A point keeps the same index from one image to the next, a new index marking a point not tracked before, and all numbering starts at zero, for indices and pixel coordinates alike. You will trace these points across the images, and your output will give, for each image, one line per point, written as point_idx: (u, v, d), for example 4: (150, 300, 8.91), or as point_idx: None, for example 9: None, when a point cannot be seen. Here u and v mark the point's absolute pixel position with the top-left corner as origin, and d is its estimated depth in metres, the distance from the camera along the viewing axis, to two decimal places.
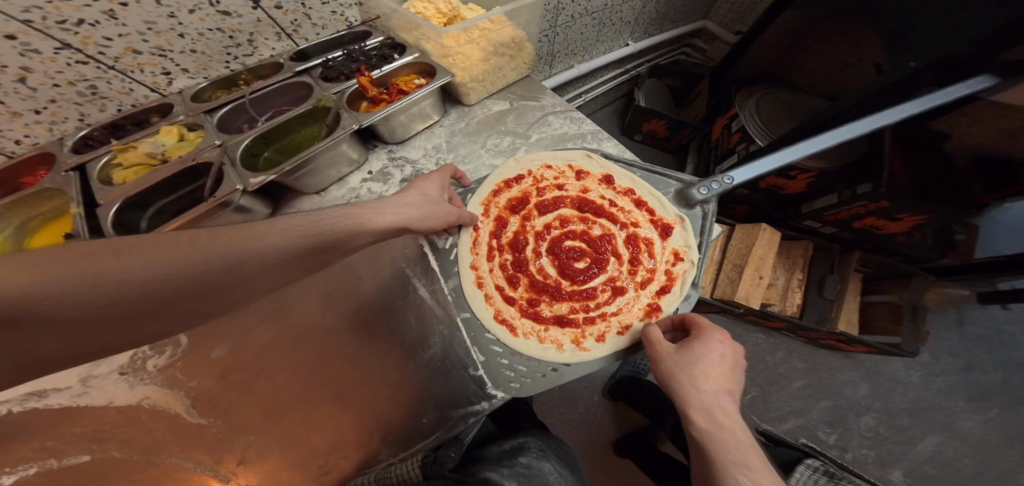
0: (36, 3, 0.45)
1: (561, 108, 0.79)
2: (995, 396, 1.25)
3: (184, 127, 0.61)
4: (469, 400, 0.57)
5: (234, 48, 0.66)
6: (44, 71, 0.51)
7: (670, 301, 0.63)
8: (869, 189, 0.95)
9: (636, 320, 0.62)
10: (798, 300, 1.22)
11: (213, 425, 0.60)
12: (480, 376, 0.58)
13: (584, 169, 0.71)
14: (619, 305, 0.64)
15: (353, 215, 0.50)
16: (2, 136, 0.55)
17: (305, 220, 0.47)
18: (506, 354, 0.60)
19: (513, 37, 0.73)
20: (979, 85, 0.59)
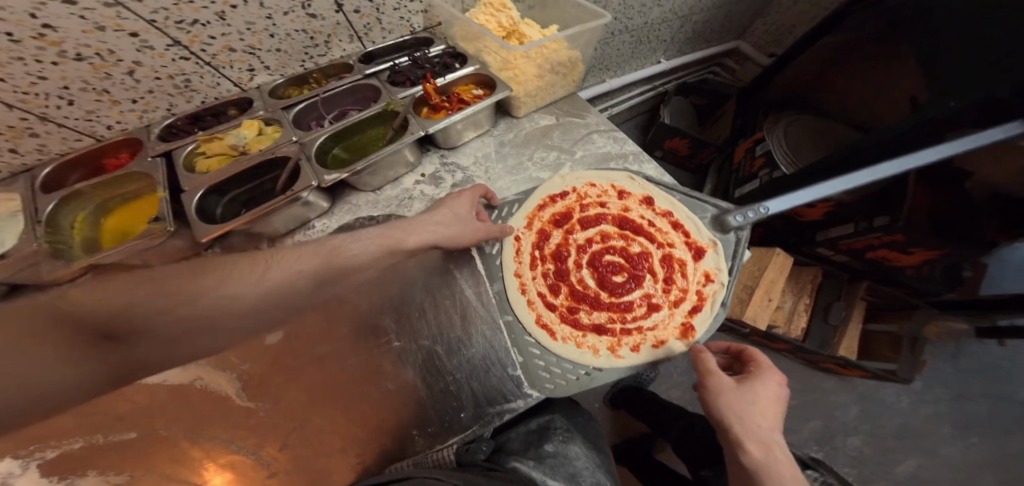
0: (165, 5, 0.52)
1: (605, 128, 0.83)
2: (982, 428, 1.29)
3: (262, 122, 0.66)
4: (506, 397, 0.61)
5: (312, 48, 0.72)
6: (152, 65, 0.58)
7: (704, 321, 0.67)
8: (886, 222, 0.98)
9: (671, 338, 0.66)
10: (803, 324, 1.26)
11: (261, 410, 0.63)
12: (519, 376, 0.62)
13: (626, 189, 0.75)
14: (655, 320, 0.68)
15: (387, 236, 0.57)
16: (98, 121, 0.61)
17: (334, 243, 0.54)
18: (543, 356, 0.64)
19: (569, 57, 0.78)
20: (1016, 129, 0.66)
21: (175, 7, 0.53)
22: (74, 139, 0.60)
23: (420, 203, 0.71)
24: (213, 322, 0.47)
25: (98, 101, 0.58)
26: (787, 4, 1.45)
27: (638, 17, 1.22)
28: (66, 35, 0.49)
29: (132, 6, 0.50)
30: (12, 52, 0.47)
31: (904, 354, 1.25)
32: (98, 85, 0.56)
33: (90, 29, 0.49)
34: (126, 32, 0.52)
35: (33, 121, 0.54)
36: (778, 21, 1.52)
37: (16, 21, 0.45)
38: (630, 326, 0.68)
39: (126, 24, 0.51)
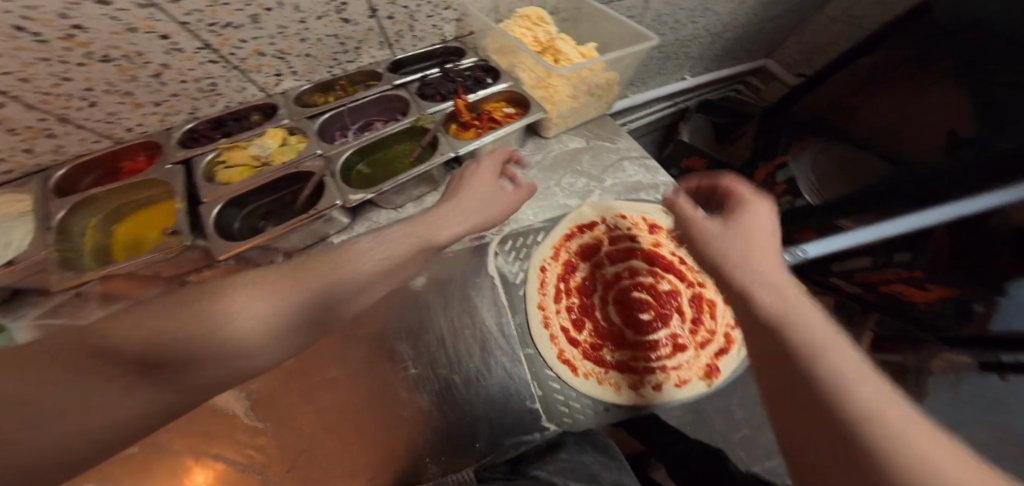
0: (199, 7, 0.50)
1: (636, 154, 0.80)
2: None
3: (287, 130, 0.63)
4: (524, 428, 0.60)
5: (341, 54, 0.69)
6: (179, 68, 0.56)
7: (727, 363, 0.67)
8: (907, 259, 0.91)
9: (696, 379, 0.65)
10: None
11: (267, 431, 0.60)
12: (537, 408, 0.61)
13: (657, 224, 0.73)
14: (680, 361, 0.66)
15: (419, 232, 0.54)
16: (118, 123, 0.58)
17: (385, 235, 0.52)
18: (563, 391, 0.63)
19: (607, 79, 0.74)
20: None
21: (209, 9, 0.51)
22: (92, 141, 0.58)
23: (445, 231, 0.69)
24: (254, 339, 0.39)
25: (120, 103, 0.56)
26: (822, 23, 1.41)
27: (670, 33, 1.18)
28: (95, 36, 0.47)
29: (166, 7, 0.49)
30: (39, 52, 0.45)
31: None
32: (121, 87, 0.54)
33: (120, 30, 0.48)
34: (157, 34, 0.51)
35: (52, 122, 0.52)
36: (812, 40, 1.47)
37: (46, 21, 0.43)
38: (654, 365, 0.66)
39: (158, 25, 0.50)
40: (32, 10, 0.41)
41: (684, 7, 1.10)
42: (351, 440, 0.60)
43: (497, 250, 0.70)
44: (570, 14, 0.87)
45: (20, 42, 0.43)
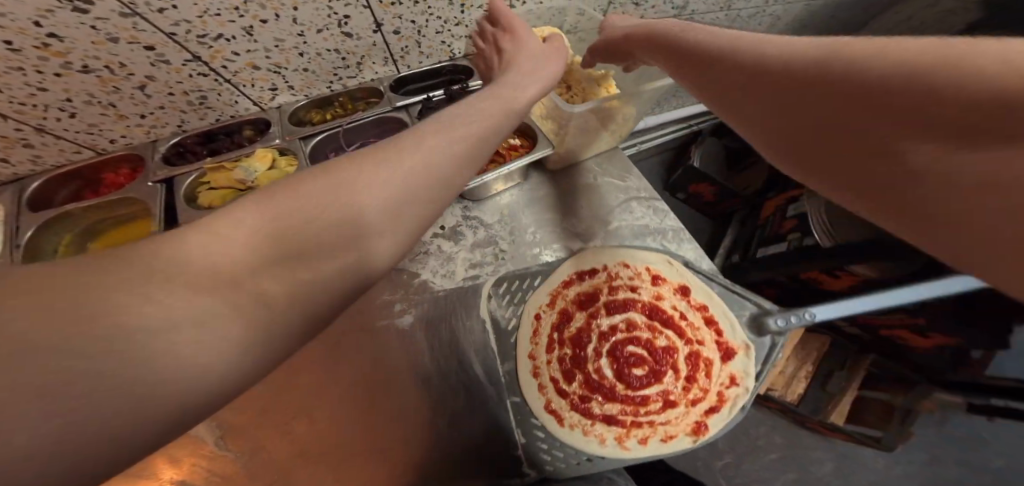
0: (187, 17, 0.47)
1: (645, 195, 0.76)
2: None
3: (277, 151, 0.60)
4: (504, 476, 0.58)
5: (342, 69, 0.65)
6: (166, 80, 0.52)
7: (717, 421, 0.62)
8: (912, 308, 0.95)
9: (683, 435, 0.62)
10: (801, 390, 1.21)
11: (236, 464, 0.57)
12: (520, 456, 0.59)
13: (661, 274, 0.69)
14: (668, 416, 0.63)
15: (491, 124, 0.40)
16: (99, 134, 0.54)
17: (447, 134, 0.36)
18: (548, 440, 0.60)
19: (624, 115, 0.69)
20: None
21: (199, 20, 0.47)
22: (72, 151, 0.54)
23: (442, 284, 0.67)
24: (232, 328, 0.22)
25: (102, 115, 0.52)
26: None
27: None
28: (73, 46, 0.44)
29: (150, 17, 0.45)
30: (10, 61, 0.42)
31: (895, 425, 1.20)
32: (103, 99, 0.51)
33: (101, 40, 0.45)
34: (141, 44, 0.47)
35: (28, 133, 0.49)
36: None
37: (18, 29, 0.40)
38: (641, 419, 0.63)
39: (142, 36, 0.46)
40: (2, 17, 0.39)
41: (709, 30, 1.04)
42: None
43: (491, 291, 0.67)
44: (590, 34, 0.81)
45: None
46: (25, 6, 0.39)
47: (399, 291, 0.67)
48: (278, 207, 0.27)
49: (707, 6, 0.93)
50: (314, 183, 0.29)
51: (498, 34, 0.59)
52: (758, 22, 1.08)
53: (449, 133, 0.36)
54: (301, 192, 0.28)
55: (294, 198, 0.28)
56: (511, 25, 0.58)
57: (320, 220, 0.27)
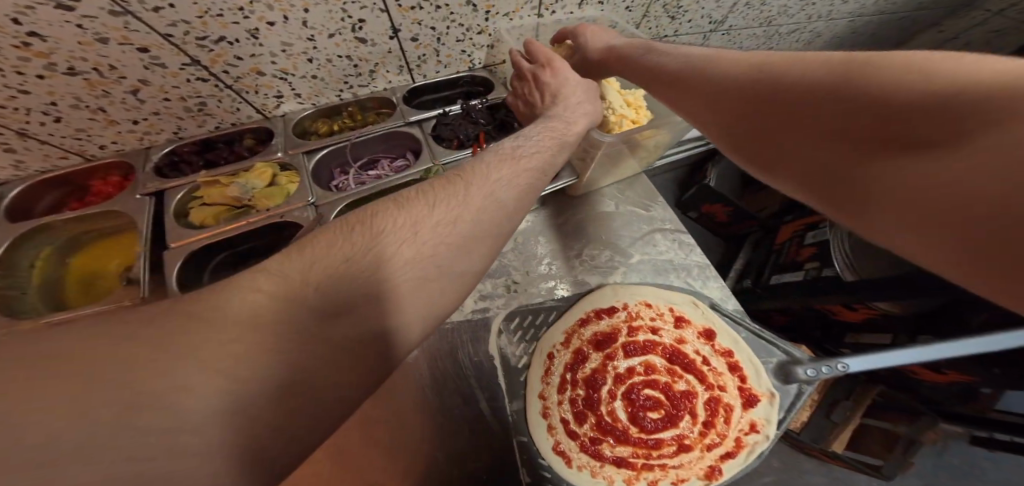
0: (186, 17, 0.42)
1: (671, 226, 0.71)
2: None
3: (278, 167, 0.56)
4: None
5: (353, 77, 0.60)
6: (161, 85, 0.47)
7: (732, 466, 0.58)
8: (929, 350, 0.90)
9: (695, 479, 0.57)
10: (802, 419, 1.17)
11: None
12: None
13: (684, 316, 0.64)
14: (681, 459, 0.59)
15: (505, 160, 0.38)
16: (86, 140, 0.49)
17: (469, 187, 0.34)
18: (556, 481, 0.54)
19: (655, 143, 0.64)
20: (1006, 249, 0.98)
21: (199, 21, 0.42)
22: (58, 157, 0.50)
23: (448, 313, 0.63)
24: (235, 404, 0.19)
25: (90, 120, 0.47)
26: None
27: None
28: (57, 46, 0.39)
29: (143, 16, 0.40)
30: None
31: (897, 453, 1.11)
32: (91, 103, 0.46)
33: (88, 40, 0.40)
34: (134, 46, 0.42)
35: (9, 137, 0.45)
36: None
37: None
38: (653, 461, 0.59)
39: (134, 36, 0.41)
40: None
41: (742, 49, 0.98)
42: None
43: (501, 328, 0.62)
44: None
45: None
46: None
47: None
48: (312, 259, 0.26)
49: (745, 22, 0.87)
50: (338, 243, 0.27)
51: (537, 69, 0.54)
52: (797, 39, 1.02)
53: (490, 180, 0.34)
54: (338, 247, 0.27)
55: (324, 254, 0.26)
56: (552, 60, 0.54)
57: (348, 282, 0.26)
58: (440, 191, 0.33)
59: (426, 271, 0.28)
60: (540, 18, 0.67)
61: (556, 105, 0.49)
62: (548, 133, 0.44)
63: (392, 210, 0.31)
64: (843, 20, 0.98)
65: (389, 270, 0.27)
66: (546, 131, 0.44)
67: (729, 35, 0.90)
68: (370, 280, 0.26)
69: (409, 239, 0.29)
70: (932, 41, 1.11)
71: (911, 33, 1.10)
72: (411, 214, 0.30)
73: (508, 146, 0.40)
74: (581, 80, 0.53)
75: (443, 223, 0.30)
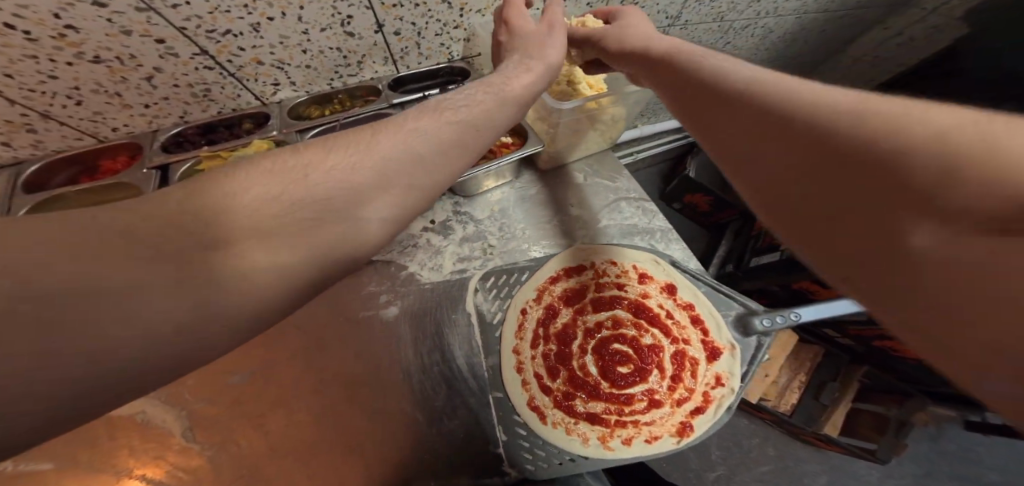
0: (199, 13, 0.48)
1: (635, 195, 0.77)
2: None
3: (274, 143, 0.62)
4: (485, 474, 0.57)
5: (343, 68, 0.66)
6: (173, 72, 0.53)
7: (702, 421, 0.61)
8: None
9: (668, 436, 0.61)
10: (794, 401, 1.24)
11: (207, 459, 0.55)
12: (500, 452, 0.58)
13: (648, 273, 0.70)
14: (653, 417, 0.63)
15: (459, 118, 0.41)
16: (102, 122, 0.55)
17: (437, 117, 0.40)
18: (530, 438, 0.59)
19: (613, 116, 0.72)
20: None
21: (209, 16, 0.49)
22: (73, 137, 0.55)
23: (429, 277, 0.68)
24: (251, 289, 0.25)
25: (107, 103, 0.53)
26: None
27: None
28: (88, 37, 0.45)
29: (163, 12, 0.46)
30: (27, 50, 0.44)
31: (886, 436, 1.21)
32: (110, 88, 0.52)
33: (115, 32, 0.46)
34: (152, 38, 0.48)
35: (33, 118, 0.50)
36: None
37: (38, 20, 0.42)
38: (625, 419, 0.63)
39: (154, 29, 0.48)
40: (25, 8, 0.41)
41: (703, 40, 1.06)
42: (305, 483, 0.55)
43: (478, 286, 0.67)
44: None
45: (9, 39, 0.42)
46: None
47: (386, 283, 0.68)
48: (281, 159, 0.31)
49: (700, 18, 0.96)
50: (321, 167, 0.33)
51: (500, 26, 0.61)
52: (752, 34, 1.11)
53: (406, 125, 0.37)
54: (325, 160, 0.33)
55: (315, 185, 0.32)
56: (511, 17, 0.60)
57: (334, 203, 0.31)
58: (361, 133, 0.36)
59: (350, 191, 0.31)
60: None
61: (512, 59, 0.55)
62: (484, 88, 0.48)
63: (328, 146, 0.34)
64: (790, 16, 1.07)
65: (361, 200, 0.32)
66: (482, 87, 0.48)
67: (687, 29, 0.99)
68: (292, 210, 0.28)
69: (330, 168, 0.32)
70: (877, 38, 1.19)
71: (860, 29, 1.19)
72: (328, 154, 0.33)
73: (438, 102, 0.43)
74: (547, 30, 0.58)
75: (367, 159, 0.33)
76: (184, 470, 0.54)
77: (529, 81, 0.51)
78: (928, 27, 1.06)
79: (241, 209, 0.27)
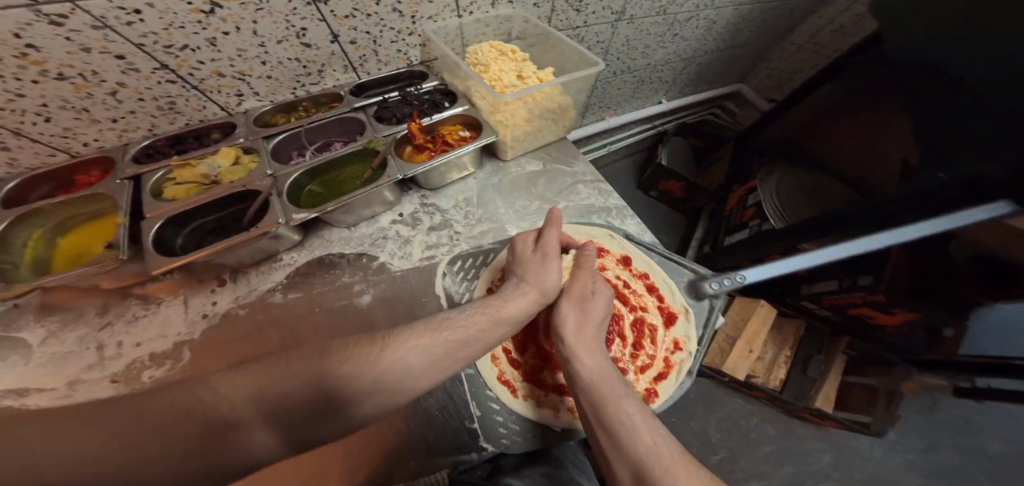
0: (154, 30, 0.52)
1: (590, 178, 0.84)
2: (952, 479, 1.33)
3: (241, 149, 0.66)
4: (460, 449, 0.61)
5: (304, 76, 0.71)
6: (136, 87, 0.57)
7: (666, 386, 0.65)
8: (869, 282, 1.06)
9: None
10: (781, 376, 1.35)
11: None
12: (475, 428, 0.62)
13: (604, 247, 0.74)
14: None
15: (487, 313, 0.54)
16: (74, 138, 0.59)
17: (450, 332, 0.50)
18: (503, 412, 0.64)
19: (560, 104, 0.79)
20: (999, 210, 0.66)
21: (164, 32, 0.53)
22: (47, 154, 0.59)
23: (400, 266, 0.71)
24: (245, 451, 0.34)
25: (76, 119, 0.57)
26: (789, 51, 1.50)
27: (641, 57, 1.23)
28: (49, 55, 0.49)
29: (119, 29, 0.50)
30: None
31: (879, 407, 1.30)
32: (77, 104, 0.55)
33: (74, 50, 0.49)
34: (113, 55, 0.52)
35: (6, 136, 0.54)
36: (779, 68, 1.57)
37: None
38: None
39: (112, 46, 0.51)
40: None
41: (652, 33, 1.14)
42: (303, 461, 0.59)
43: (445, 270, 0.71)
44: (537, 39, 0.90)
45: None
46: (5, 20, 0.44)
47: (358, 274, 0.69)
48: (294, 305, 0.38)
49: (645, 12, 1.03)
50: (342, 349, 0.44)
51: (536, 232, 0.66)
52: (695, 26, 1.20)
53: (402, 348, 0.46)
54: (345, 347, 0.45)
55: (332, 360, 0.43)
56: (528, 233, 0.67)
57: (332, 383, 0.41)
58: (366, 347, 0.45)
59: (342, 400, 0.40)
60: (462, 18, 0.80)
61: (510, 281, 0.61)
62: (483, 309, 0.54)
63: (334, 352, 0.44)
64: (728, 7, 1.18)
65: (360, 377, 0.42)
66: (485, 306, 0.56)
67: (634, 23, 1.06)
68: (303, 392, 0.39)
69: (330, 365, 0.42)
70: (813, 26, 1.38)
71: (794, 20, 1.38)
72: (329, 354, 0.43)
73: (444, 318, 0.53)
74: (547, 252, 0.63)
75: (357, 367, 0.43)
76: None
77: (522, 308, 0.57)
78: (853, 16, 1.27)
79: (246, 393, 0.37)
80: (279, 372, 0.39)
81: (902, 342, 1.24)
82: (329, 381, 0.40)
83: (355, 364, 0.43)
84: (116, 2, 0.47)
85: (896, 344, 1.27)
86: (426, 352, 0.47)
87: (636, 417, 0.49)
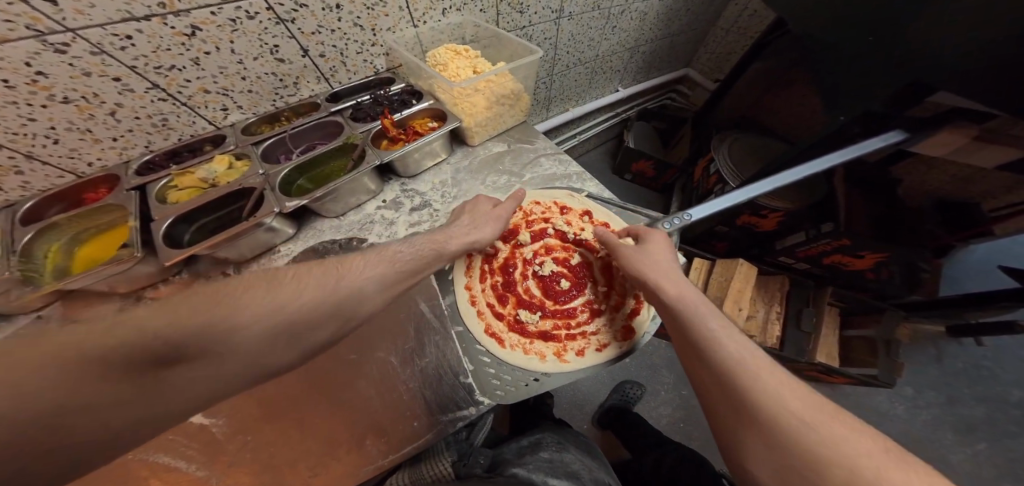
0: (144, 53, 0.61)
1: (551, 152, 0.95)
2: (980, 429, 1.33)
3: (234, 156, 0.75)
4: (458, 405, 0.64)
5: (281, 89, 0.80)
6: (132, 106, 0.66)
7: (641, 321, 0.74)
8: (831, 228, 1.13)
9: (615, 342, 0.72)
10: (776, 333, 1.33)
11: (244, 440, 0.63)
12: (470, 383, 0.67)
13: (566, 205, 0.86)
14: (597, 325, 0.75)
15: (433, 242, 0.68)
16: (80, 159, 0.68)
17: (397, 257, 0.63)
18: (495, 365, 0.69)
19: (512, 90, 0.89)
20: (896, 137, 0.82)
21: (154, 54, 0.62)
22: (55, 176, 0.68)
23: (378, 239, 0.78)
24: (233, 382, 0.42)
25: (81, 140, 0.66)
26: (720, 35, 1.67)
27: (589, 50, 1.36)
28: (55, 81, 0.57)
29: (114, 54, 0.59)
30: (7, 97, 0.55)
31: (880, 357, 1.30)
32: (81, 125, 0.64)
33: (77, 74, 0.58)
34: (110, 77, 0.61)
35: (19, 159, 0.62)
36: (717, 51, 1.74)
37: (12, 69, 0.53)
38: (575, 332, 0.74)
39: (109, 69, 0.60)
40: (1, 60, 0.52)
41: (593, 27, 1.28)
42: (319, 430, 0.65)
43: None
44: (489, 41, 1.00)
45: None
46: (18, 50, 0.52)
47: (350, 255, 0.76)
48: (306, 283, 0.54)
49: (581, 9, 1.17)
50: (319, 275, 0.56)
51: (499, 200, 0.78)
52: (630, 16, 1.35)
53: (363, 277, 0.58)
54: (332, 276, 0.57)
55: (317, 282, 0.55)
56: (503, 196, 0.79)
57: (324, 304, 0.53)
58: (324, 274, 0.57)
59: (309, 324, 0.51)
60: (417, 28, 0.90)
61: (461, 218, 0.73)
62: (429, 243, 0.67)
63: (319, 273, 0.57)
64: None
65: (341, 295, 0.55)
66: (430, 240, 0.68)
67: (574, 20, 1.19)
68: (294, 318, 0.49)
69: (308, 295, 0.52)
70: (734, 13, 1.56)
71: (720, 6, 1.56)
72: (278, 288, 0.52)
73: (392, 249, 0.65)
74: (494, 209, 0.75)
75: (314, 293, 0.53)
76: (206, 465, 0.61)
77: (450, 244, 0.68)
78: None
79: (186, 327, 0.40)
80: (213, 310, 0.44)
81: (880, 286, 1.28)
82: (278, 309, 0.49)
83: (306, 291, 0.53)
84: (109, 30, 0.56)
85: (876, 288, 1.30)
86: (383, 277, 0.60)
87: (720, 335, 0.54)
